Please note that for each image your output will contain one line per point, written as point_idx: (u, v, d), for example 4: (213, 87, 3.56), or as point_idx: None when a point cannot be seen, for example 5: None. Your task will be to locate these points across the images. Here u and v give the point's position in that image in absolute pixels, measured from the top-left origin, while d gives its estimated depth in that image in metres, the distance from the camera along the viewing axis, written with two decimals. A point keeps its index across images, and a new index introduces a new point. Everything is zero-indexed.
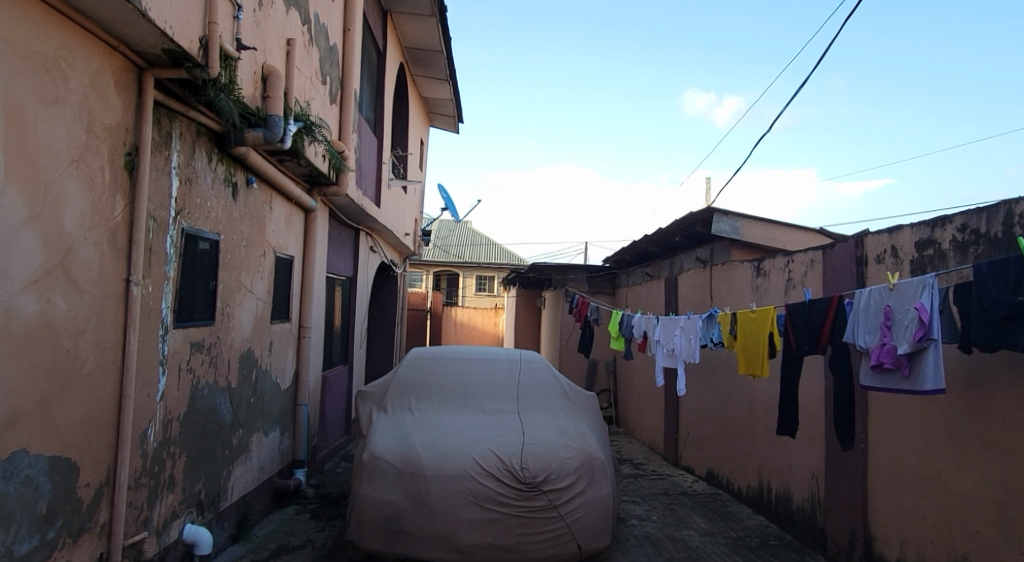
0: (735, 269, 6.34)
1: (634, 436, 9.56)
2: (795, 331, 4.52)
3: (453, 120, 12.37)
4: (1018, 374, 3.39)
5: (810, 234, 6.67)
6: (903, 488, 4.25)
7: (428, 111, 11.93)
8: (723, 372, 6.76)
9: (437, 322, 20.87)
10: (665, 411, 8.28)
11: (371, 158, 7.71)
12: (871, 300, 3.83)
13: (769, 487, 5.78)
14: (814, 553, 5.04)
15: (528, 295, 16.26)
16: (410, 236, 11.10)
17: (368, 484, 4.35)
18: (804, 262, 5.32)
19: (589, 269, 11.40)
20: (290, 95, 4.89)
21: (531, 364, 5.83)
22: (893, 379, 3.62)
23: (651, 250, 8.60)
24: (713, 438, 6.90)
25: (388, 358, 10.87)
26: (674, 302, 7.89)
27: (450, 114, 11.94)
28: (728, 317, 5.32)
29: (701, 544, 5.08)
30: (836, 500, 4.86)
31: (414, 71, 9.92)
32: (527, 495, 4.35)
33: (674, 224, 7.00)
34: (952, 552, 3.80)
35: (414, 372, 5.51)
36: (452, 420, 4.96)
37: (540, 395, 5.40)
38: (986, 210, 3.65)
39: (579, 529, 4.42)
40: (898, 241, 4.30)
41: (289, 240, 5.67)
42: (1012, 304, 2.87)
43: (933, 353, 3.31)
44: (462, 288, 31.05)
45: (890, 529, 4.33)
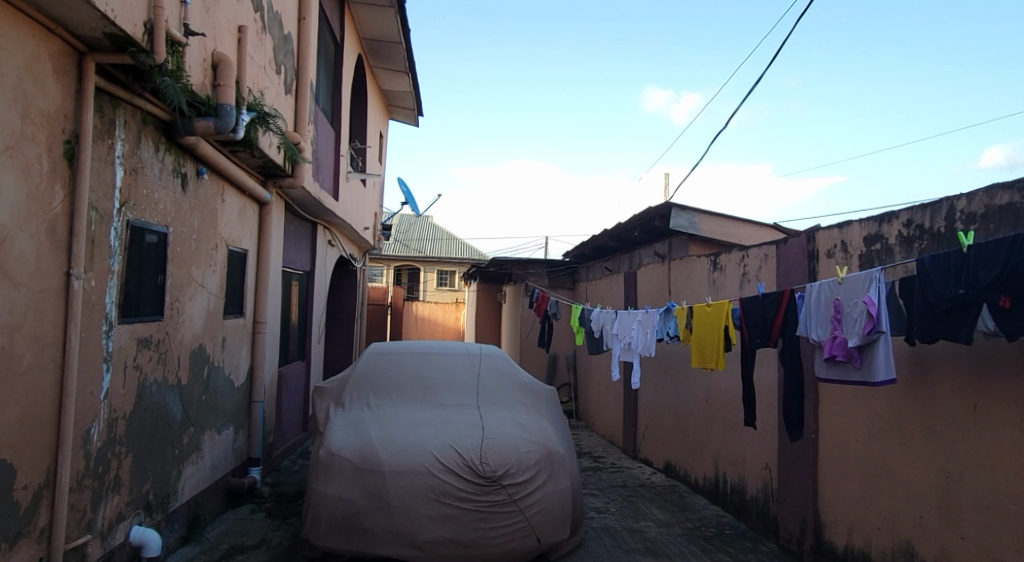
0: (693, 264, 6.41)
1: (594, 430, 9.64)
2: (748, 325, 4.60)
3: (413, 114, 12.27)
4: (968, 364, 3.56)
5: (765, 229, 6.78)
6: (851, 477, 4.40)
7: (388, 104, 11.76)
8: (679, 365, 6.85)
9: (398, 315, 20.81)
10: (624, 405, 8.35)
11: (328, 151, 7.58)
12: (821, 294, 3.93)
13: (724, 477, 5.89)
14: (767, 541, 5.16)
15: (488, 289, 16.24)
16: (370, 230, 10.95)
17: (324, 483, 4.30)
18: (758, 256, 5.41)
19: (549, 263, 11.42)
20: (242, 84, 4.74)
21: (491, 357, 5.76)
22: (845, 370, 3.73)
23: (610, 244, 8.64)
24: (671, 431, 6.98)
25: (346, 354, 10.72)
26: (634, 297, 7.94)
27: (410, 107, 11.80)
28: (682, 310, 5.37)
29: (658, 535, 5.14)
30: (788, 490, 4.98)
31: (373, 63, 9.76)
32: (486, 490, 4.34)
33: (633, 219, 7.03)
34: (897, 538, 3.98)
35: (372, 367, 5.41)
36: (411, 415, 4.90)
37: (500, 389, 5.36)
38: (930, 206, 3.83)
39: (538, 522, 4.44)
40: (847, 237, 4.43)
41: (242, 234, 5.53)
42: (954, 295, 3.04)
43: (883, 345, 3.43)
44: (423, 283, 30.90)
45: (838, 516, 4.48)
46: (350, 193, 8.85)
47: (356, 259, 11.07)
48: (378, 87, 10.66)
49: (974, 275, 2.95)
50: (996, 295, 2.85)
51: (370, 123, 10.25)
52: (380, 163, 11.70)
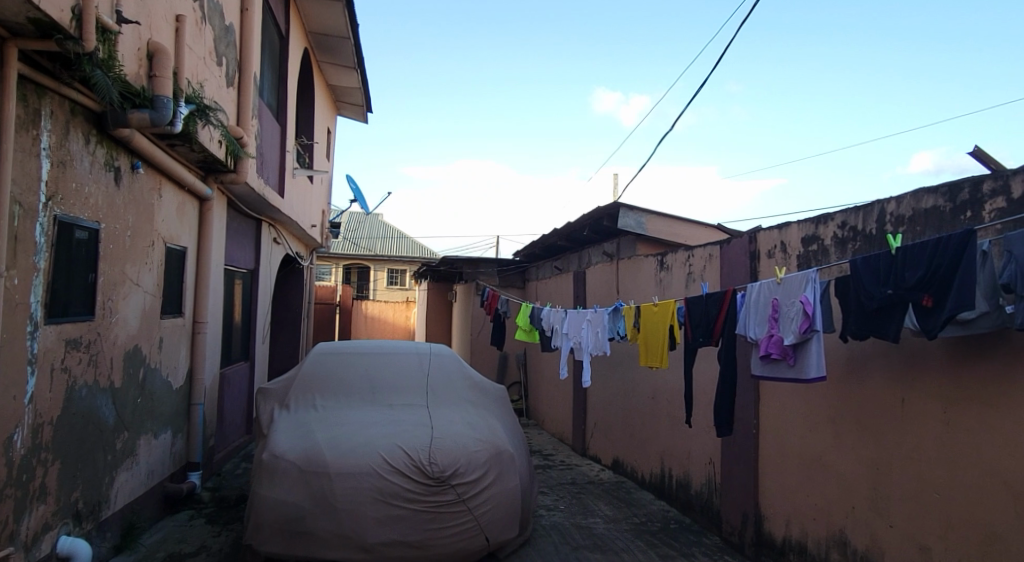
0: (640, 263, 6.51)
1: (543, 428, 9.70)
2: (692, 323, 4.69)
3: (362, 110, 12.08)
4: (897, 361, 3.75)
5: (709, 230, 6.94)
6: (789, 470, 4.56)
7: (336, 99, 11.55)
8: (626, 363, 6.95)
9: (347, 314, 20.47)
10: (573, 403, 8.43)
11: (274, 146, 7.39)
12: (760, 294, 4.05)
13: (670, 473, 6.01)
14: (711, 535, 5.29)
15: (438, 288, 16.16)
16: (317, 228, 10.73)
17: (267, 486, 4.19)
18: (703, 256, 5.53)
19: (499, 262, 11.42)
20: (181, 75, 4.58)
21: (441, 356, 5.71)
22: (779, 368, 3.85)
23: (560, 243, 8.69)
24: (619, 428, 7.08)
25: (292, 354, 10.48)
26: (583, 296, 8.02)
27: (359, 103, 11.62)
28: (630, 309, 5.44)
29: (605, 531, 5.21)
30: (730, 484, 5.12)
31: (320, 57, 9.57)
32: (435, 490, 4.31)
33: (582, 218, 7.08)
34: (832, 528, 4.15)
35: (319, 367, 5.31)
36: (358, 416, 4.82)
37: (450, 388, 5.32)
38: (863, 209, 4.01)
39: (486, 522, 4.45)
40: (786, 237, 4.58)
41: (181, 231, 5.34)
42: (883, 294, 3.18)
43: (816, 343, 3.55)
44: (373, 281, 30.52)
45: (777, 508, 4.63)
46: (297, 190, 8.65)
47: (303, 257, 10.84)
48: (325, 82, 10.46)
49: (902, 275, 3.09)
50: (920, 295, 2.99)
51: (317, 118, 10.03)
52: (328, 159, 11.47)
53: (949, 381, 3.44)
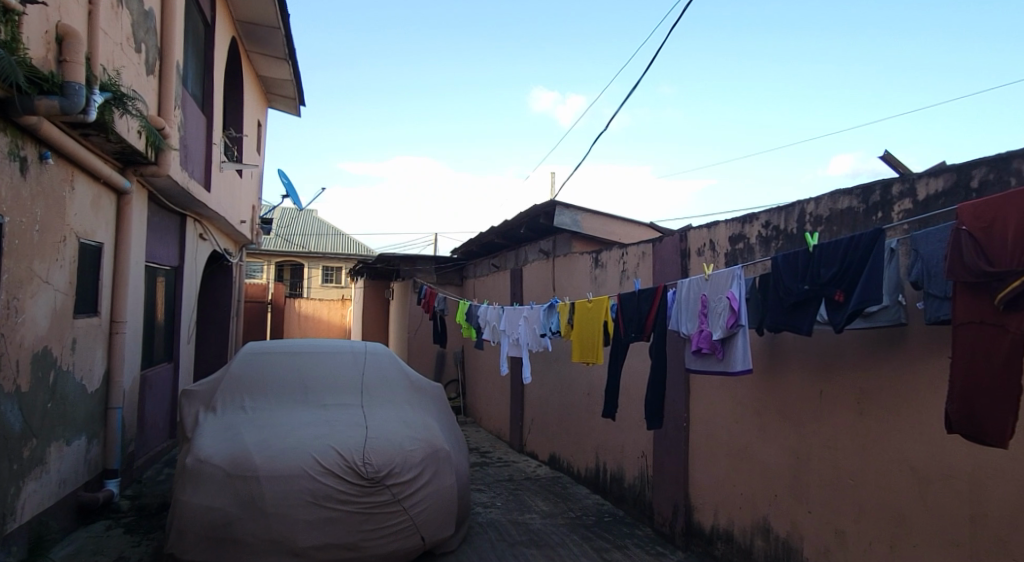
0: (576, 261, 6.60)
1: (481, 426, 9.72)
2: (624, 319, 4.78)
3: (294, 104, 11.76)
4: (815, 354, 3.93)
5: (642, 228, 7.10)
6: (717, 462, 4.72)
7: (266, 91, 11.20)
8: (562, 359, 7.03)
9: (281, 312, 19.88)
10: (510, 401, 8.47)
11: (199, 138, 7.11)
12: (689, 290, 4.17)
13: (605, 467, 6.11)
14: (643, 526, 5.41)
15: (374, 286, 15.94)
16: (247, 224, 10.39)
17: (192, 492, 4.03)
18: (636, 254, 5.64)
19: (437, 260, 11.35)
20: (95, 61, 4.34)
21: (377, 355, 5.62)
22: (709, 362, 3.97)
23: (497, 241, 8.72)
24: (555, 424, 7.15)
25: (221, 355, 10.11)
26: (520, 293, 8.06)
27: (291, 96, 11.31)
28: (564, 306, 5.51)
29: (541, 526, 5.25)
30: (662, 477, 5.26)
31: (249, 47, 9.26)
32: (369, 491, 4.25)
33: (518, 216, 7.10)
34: (756, 516, 4.32)
35: (248, 368, 5.13)
36: (290, 417, 4.69)
37: (386, 386, 5.24)
38: (784, 209, 4.19)
39: (422, 521, 4.41)
40: (715, 236, 4.73)
41: (97, 225, 5.06)
42: (801, 290, 3.33)
43: (742, 337, 3.68)
44: (308, 279, 29.83)
45: (705, 499, 4.78)
46: (225, 184, 8.34)
47: (233, 254, 10.47)
48: (254, 73, 10.12)
49: (818, 272, 3.24)
50: (833, 290, 3.14)
51: (247, 110, 9.70)
52: (258, 153, 11.12)
53: (861, 372, 3.63)
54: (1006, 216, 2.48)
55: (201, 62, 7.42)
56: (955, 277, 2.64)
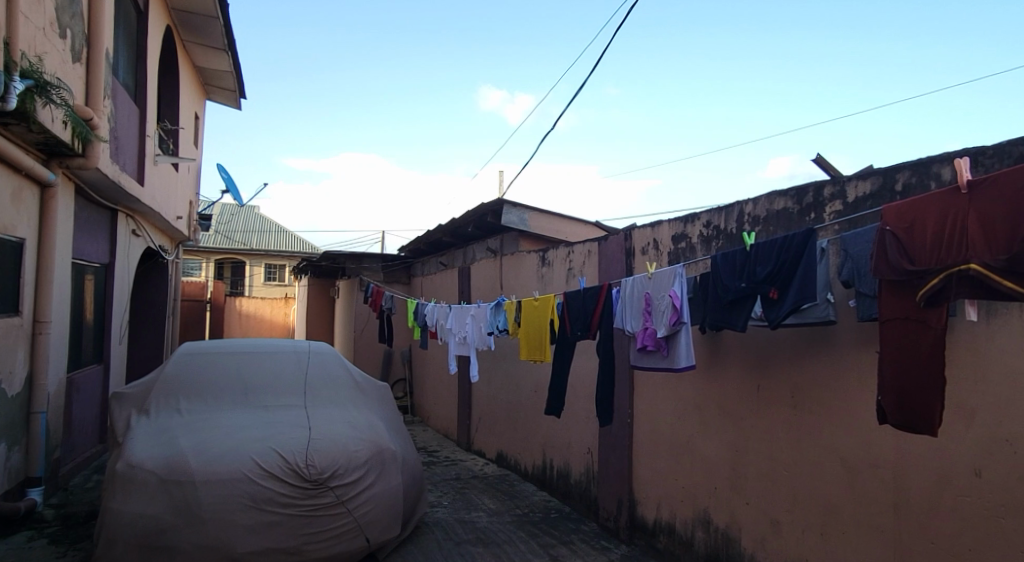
0: (523, 259, 6.63)
1: (428, 425, 9.66)
2: (570, 317, 4.83)
3: (234, 96, 11.41)
4: (753, 350, 4.06)
5: (588, 227, 7.19)
6: (660, 457, 4.82)
7: (204, 83, 10.83)
8: (509, 357, 7.05)
9: (221, 311, 19.30)
10: (458, 399, 8.44)
11: (131, 129, 6.81)
12: (634, 289, 4.23)
13: (551, 464, 6.17)
14: (588, 521, 5.48)
15: (319, 284, 15.65)
16: (184, 220, 10.03)
17: (123, 499, 3.86)
18: (582, 253, 5.70)
19: (384, 257, 11.22)
20: (14, 46, 4.11)
21: (321, 354, 5.50)
22: (654, 359, 4.04)
23: (445, 240, 8.67)
24: (502, 422, 7.17)
25: (156, 356, 9.73)
26: (468, 292, 8.04)
27: (230, 88, 10.97)
28: (512, 304, 5.52)
29: (488, 524, 5.25)
30: (607, 472, 5.33)
31: (185, 37, 8.93)
32: (312, 493, 4.16)
33: (466, 214, 7.08)
34: (696, 508, 4.43)
35: (184, 369, 4.95)
36: (228, 419, 4.55)
37: (330, 386, 5.14)
38: (724, 209, 4.30)
39: (366, 522, 4.35)
40: (658, 235, 4.82)
41: (17, 220, 4.79)
42: (738, 287, 3.42)
43: (684, 334, 3.76)
44: (250, 277, 29.05)
45: (649, 493, 4.88)
46: (160, 178, 8.01)
47: (169, 251, 10.09)
48: (191, 63, 9.77)
49: (753, 270, 3.33)
50: (768, 288, 3.24)
51: (183, 102, 9.36)
52: (195, 146, 10.74)
53: (796, 368, 3.76)
54: (925, 217, 2.59)
55: (133, 51, 7.10)
56: (880, 275, 2.75)
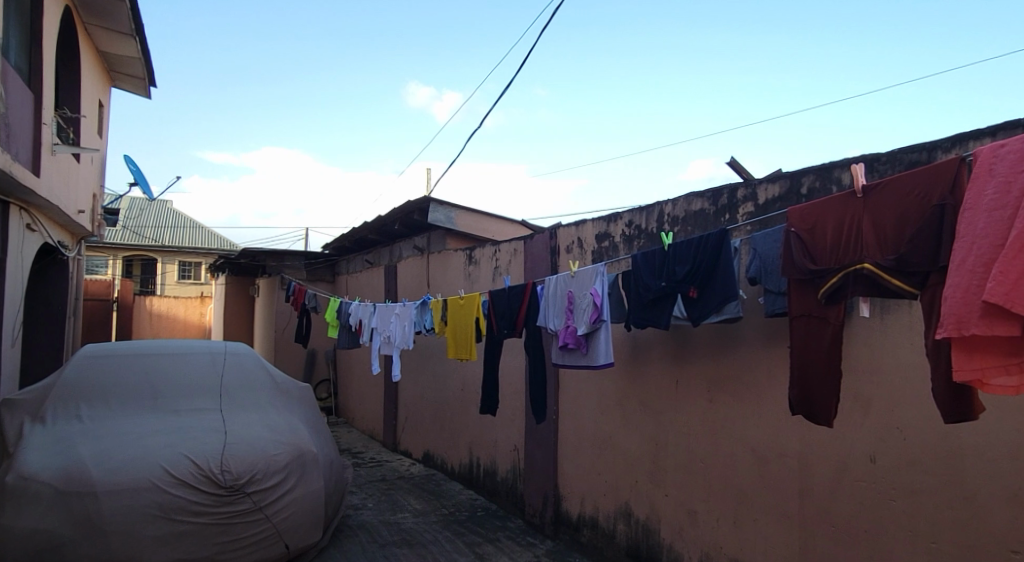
0: (449, 257, 6.60)
1: (353, 426, 9.48)
2: (496, 315, 4.84)
3: (143, 84, 10.80)
4: (671, 346, 4.19)
5: (514, 226, 7.24)
6: (584, 452, 4.90)
7: (109, 69, 10.19)
8: (435, 356, 7.01)
9: (129, 311, 18.32)
10: (383, 400, 8.32)
11: (24, 116, 6.33)
12: (557, 287, 4.27)
13: (478, 462, 6.17)
14: (515, 518, 5.52)
15: (236, 282, 15.08)
16: (87, 214, 9.41)
17: (14, 514, 3.60)
18: (508, 252, 5.73)
19: (307, 255, 10.92)
20: None
21: (238, 355, 5.28)
22: (574, 356, 4.10)
23: (370, 237, 8.52)
24: (428, 421, 7.12)
25: (56, 360, 9.10)
26: (394, 290, 7.94)
27: (139, 75, 10.37)
28: (438, 303, 5.48)
29: (414, 525, 5.20)
30: (532, 469, 5.38)
31: (88, 19, 8.37)
32: (226, 500, 3.99)
33: (392, 211, 6.97)
34: (618, 501, 4.53)
35: (85, 373, 4.64)
36: (135, 425, 4.30)
37: (247, 388, 4.94)
38: (645, 209, 4.41)
39: (286, 528, 4.22)
40: (582, 234, 4.89)
41: None
42: (658, 286, 3.51)
43: (604, 332, 3.84)
44: (163, 274, 27.66)
45: (573, 488, 4.96)
46: (58, 169, 7.49)
47: (69, 247, 9.43)
48: (94, 48, 9.17)
49: (673, 270, 3.43)
50: (686, 287, 3.34)
51: (85, 89, 8.78)
52: (99, 136, 10.09)
53: (711, 363, 3.90)
54: (826, 219, 2.71)
55: (26, 32, 6.59)
56: (788, 274, 2.87)
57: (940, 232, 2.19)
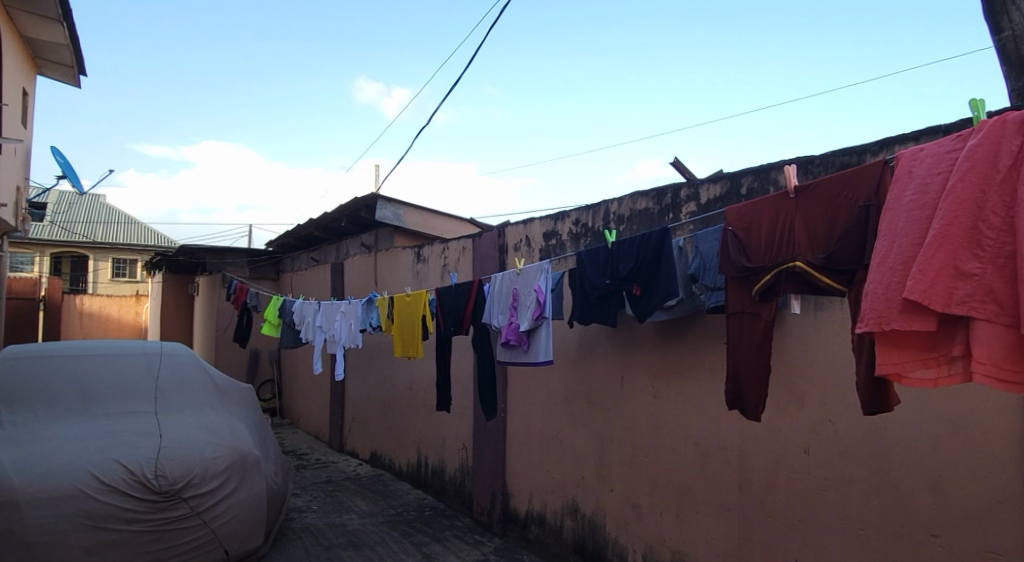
0: (397, 255, 6.54)
1: (298, 427, 9.29)
2: (443, 313, 4.81)
3: (72, 73, 10.30)
4: (616, 343, 4.25)
5: (463, 224, 7.22)
6: (532, 449, 4.92)
7: (34, 56, 9.67)
8: (382, 355, 6.93)
9: (57, 310, 17.57)
10: (329, 400, 8.17)
11: None
12: (502, 283, 4.28)
13: (426, 461, 6.13)
14: (463, 516, 5.51)
15: (173, 281, 14.56)
16: (10, 208, 8.91)
17: None
18: (456, 249, 5.71)
19: (249, 252, 10.63)
20: None
21: (176, 356, 5.09)
22: (516, 353, 4.12)
23: (316, 235, 8.35)
24: (376, 421, 7.04)
25: None
26: (341, 288, 7.81)
27: (67, 63, 9.88)
28: (384, 301, 5.41)
29: (359, 526, 5.13)
30: (481, 467, 5.38)
31: (11, 2, 7.93)
32: (160, 506, 3.87)
33: (338, 207, 6.85)
34: (565, 497, 4.57)
35: (8, 375, 4.40)
36: (62, 428, 4.10)
37: (185, 390, 4.77)
38: (591, 208, 4.46)
39: (225, 533, 4.11)
40: (530, 232, 4.92)
41: None
42: (602, 283, 3.55)
43: (545, 330, 3.87)
44: (95, 272, 26.52)
45: (521, 485, 4.97)
46: None
47: None
48: (17, 32, 8.69)
49: (617, 267, 3.47)
50: (630, 284, 3.39)
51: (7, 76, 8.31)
52: (24, 126, 9.57)
53: (655, 359, 3.97)
54: (760, 218, 2.78)
55: None
56: (724, 272, 2.95)
57: (865, 231, 2.28)
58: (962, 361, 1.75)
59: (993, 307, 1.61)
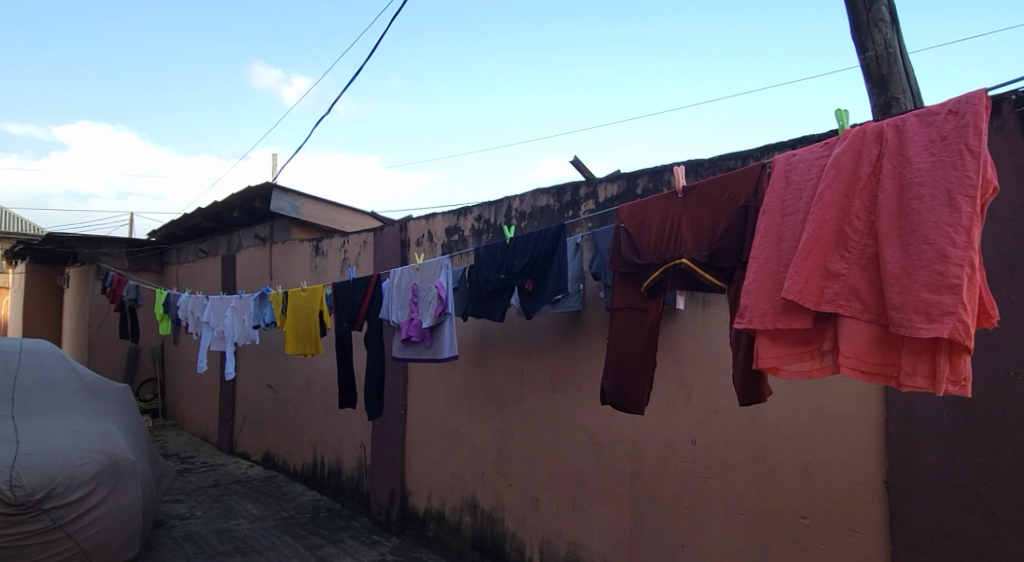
0: (294, 248, 6.28)
1: (184, 429, 8.74)
2: (338, 309, 4.66)
3: None
4: (515, 339, 4.28)
5: (364, 218, 7.06)
6: (432, 446, 4.87)
7: None
8: (276, 352, 6.64)
9: None
10: (219, 400, 7.75)
11: None
12: (401, 279, 4.21)
13: (322, 461, 5.93)
14: (360, 517, 5.37)
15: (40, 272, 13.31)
16: None
17: None
18: (357, 243, 5.55)
19: (129, 242, 9.89)
20: None
21: (37, 356, 4.62)
22: (417, 350, 4.04)
23: (207, 225, 7.89)
24: (269, 421, 6.74)
25: None
26: (232, 282, 7.42)
27: None
28: (279, 296, 5.19)
29: (248, 532, 4.88)
30: (379, 465, 5.27)
31: None
32: (15, 519, 3.51)
33: (230, 196, 6.50)
34: (464, 493, 4.56)
35: None
36: None
37: (47, 392, 4.34)
38: (494, 204, 4.46)
39: (92, 546, 3.79)
40: (433, 227, 4.86)
41: None
42: (497, 279, 3.55)
43: (448, 325, 3.84)
44: None
45: (420, 482, 4.91)
46: None
47: None
48: None
49: (512, 263, 3.49)
50: (524, 280, 3.41)
51: None
52: None
53: (553, 354, 4.03)
54: (649, 216, 2.88)
55: None
56: (614, 267, 3.02)
57: (743, 231, 2.40)
58: (833, 354, 1.88)
59: (857, 305, 1.72)
